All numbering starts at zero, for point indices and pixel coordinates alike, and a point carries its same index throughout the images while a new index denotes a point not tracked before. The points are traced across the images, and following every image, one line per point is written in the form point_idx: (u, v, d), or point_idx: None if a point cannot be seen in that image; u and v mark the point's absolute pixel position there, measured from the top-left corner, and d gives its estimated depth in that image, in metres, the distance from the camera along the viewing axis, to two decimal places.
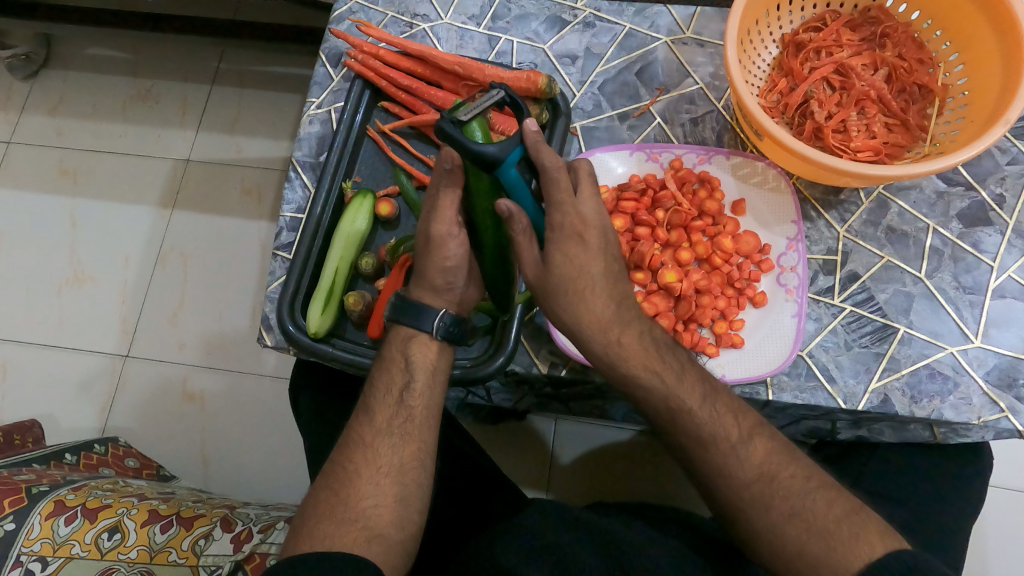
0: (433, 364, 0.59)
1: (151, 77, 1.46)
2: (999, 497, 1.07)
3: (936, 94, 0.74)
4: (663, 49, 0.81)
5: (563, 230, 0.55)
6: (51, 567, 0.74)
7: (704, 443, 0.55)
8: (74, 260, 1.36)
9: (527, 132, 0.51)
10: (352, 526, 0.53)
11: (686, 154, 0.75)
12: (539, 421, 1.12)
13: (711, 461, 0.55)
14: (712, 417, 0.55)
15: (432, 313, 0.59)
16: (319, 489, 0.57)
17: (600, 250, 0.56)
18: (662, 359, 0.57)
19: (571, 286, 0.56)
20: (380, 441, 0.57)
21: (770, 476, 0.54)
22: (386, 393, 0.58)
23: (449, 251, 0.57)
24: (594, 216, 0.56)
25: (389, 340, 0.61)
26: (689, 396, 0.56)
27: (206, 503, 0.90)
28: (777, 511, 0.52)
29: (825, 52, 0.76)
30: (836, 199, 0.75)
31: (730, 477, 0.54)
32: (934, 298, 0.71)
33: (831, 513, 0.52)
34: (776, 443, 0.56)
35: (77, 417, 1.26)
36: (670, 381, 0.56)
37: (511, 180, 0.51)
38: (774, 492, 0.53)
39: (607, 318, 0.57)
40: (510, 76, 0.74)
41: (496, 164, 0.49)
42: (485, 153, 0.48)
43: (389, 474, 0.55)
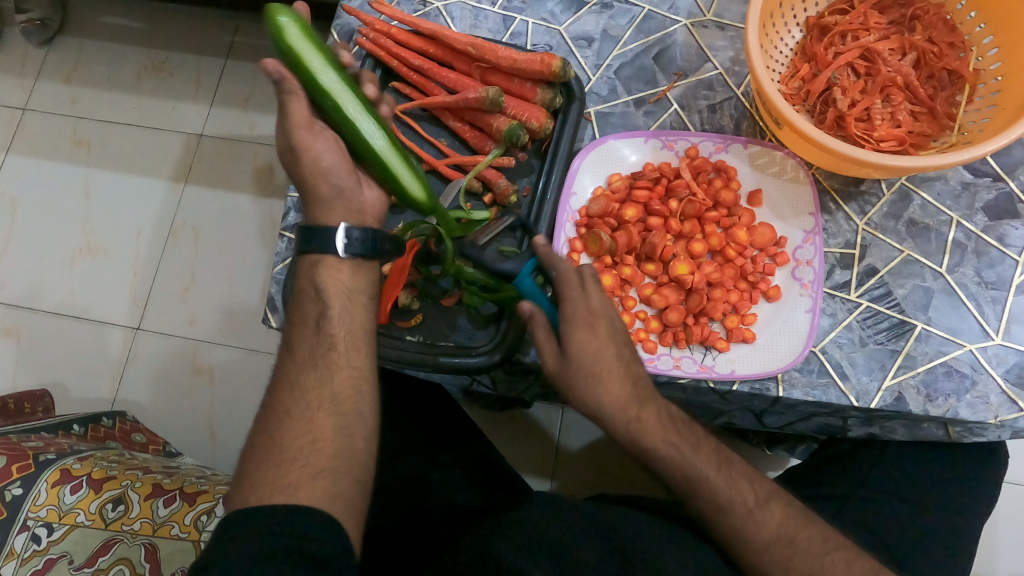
0: (345, 286, 0.58)
1: (166, 48, 1.45)
2: (1012, 492, 1.05)
3: (966, 80, 0.71)
4: (682, 33, 0.78)
5: (575, 321, 0.57)
6: (57, 533, 0.76)
7: (722, 508, 0.56)
8: (87, 231, 1.37)
9: (538, 247, 0.61)
10: (293, 467, 0.51)
11: (703, 143, 0.73)
12: (545, 408, 1.11)
13: (730, 523, 0.56)
14: (728, 484, 0.57)
15: (335, 233, 0.58)
16: (255, 435, 0.55)
17: (610, 337, 0.58)
18: (679, 432, 0.58)
19: (587, 368, 0.57)
20: (305, 375, 0.55)
21: (787, 538, 0.55)
22: (303, 325, 0.58)
23: (319, 150, 0.59)
24: (602, 307, 0.59)
25: (299, 272, 0.60)
26: (706, 464, 0.57)
27: (209, 479, 0.91)
28: (797, 569, 0.54)
29: (851, 35, 0.73)
30: (856, 190, 0.73)
31: (746, 531, 0.55)
32: (954, 294, 0.69)
33: (853, 570, 0.54)
34: (791, 507, 0.57)
35: (90, 387, 1.28)
36: (686, 452, 0.57)
37: (527, 287, 0.60)
38: (794, 554, 0.54)
39: (625, 398, 0.57)
40: (523, 58, 0.72)
41: (511, 277, 0.60)
42: (504, 271, 0.60)
43: (321, 408, 0.54)
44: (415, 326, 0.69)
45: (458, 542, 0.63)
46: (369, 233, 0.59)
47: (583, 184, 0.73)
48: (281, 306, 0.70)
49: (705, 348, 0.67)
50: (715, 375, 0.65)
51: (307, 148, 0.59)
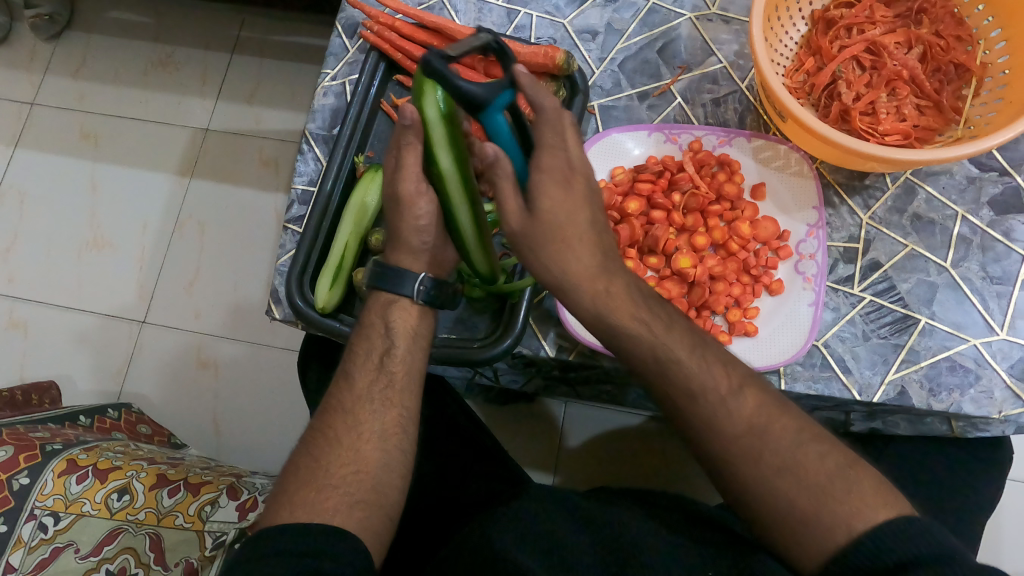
0: (413, 328, 0.59)
1: (173, 43, 1.46)
2: (1016, 489, 1.05)
3: (973, 73, 0.71)
4: (687, 26, 0.78)
5: (551, 172, 0.54)
6: (63, 522, 0.77)
7: (695, 395, 0.53)
8: (93, 224, 1.37)
9: (518, 76, 0.51)
10: (332, 492, 0.52)
11: (707, 136, 0.73)
12: (549, 403, 1.11)
13: (704, 417, 0.52)
14: (701, 367, 0.53)
15: (412, 277, 0.59)
16: (300, 454, 0.56)
17: (585, 199, 0.55)
18: (651, 310, 0.55)
19: (556, 231, 0.54)
20: (361, 407, 0.56)
21: (761, 429, 0.51)
22: (366, 357, 0.58)
23: (420, 208, 0.59)
24: (582, 165, 0.56)
25: (368, 305, 0.61)
26: (678, 346, 0.54)
27: (214, 470, 0.92)
28: (768, 464, 0.50)
29: (857, 29, 0.73)
30: (860, 184, 0.73)
31: (721, 437, 0.52)
32: (959, 288, 0.69)
33: (825, 467, 0.49)
34: (768, 395, 0.53)
35: (96, 379, 1.29)
36: (658, 332, 0.54)
37: (496, 125, 0.52)
38: (765, 445, 0.51)
39: (594, 268, 0.55)
40: (527, 51, 0.71)
41: (482, 107, 0.50)
42: (471, 92, 0.48)
43: (370, 440, 0.55)
44: None
45: (459, 533, 0.64)
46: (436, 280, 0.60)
47: None
48: (285, 298, 0.71)
49: None
50: None
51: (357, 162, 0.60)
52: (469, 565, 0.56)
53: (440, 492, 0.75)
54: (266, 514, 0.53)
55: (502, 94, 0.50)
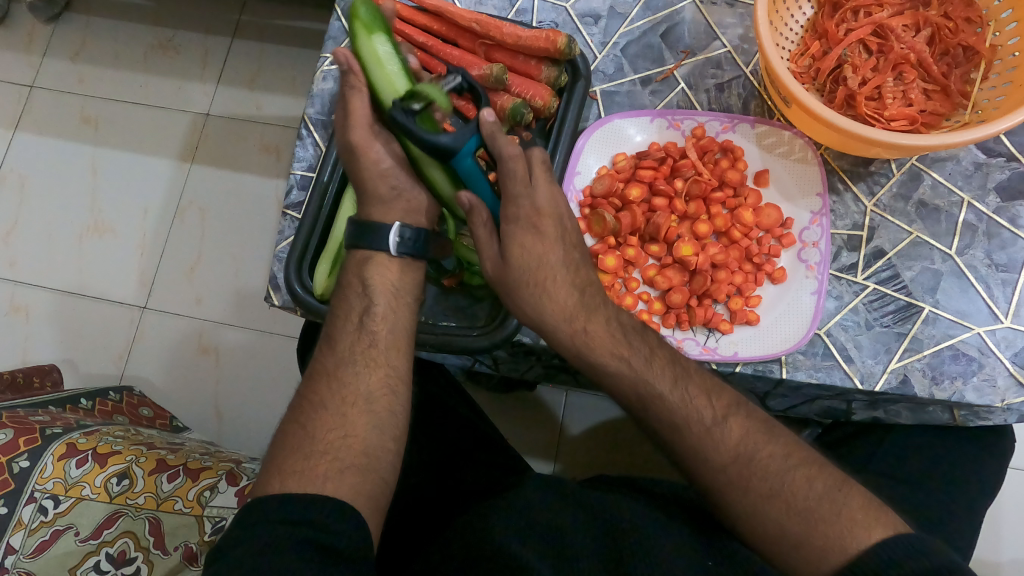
0: (392, 285, 0.59)
1: (172, 26, 1.44)
2: (1016, 478, 1.05)
3: (981, 56, 0.69)
4: (691, 10, 0.77)
5: (519, 221, 0.58)
6: (63, 505, 0.77)
7: (677, 428, 0.54)
8: (94, 209, 1.37)
9: (484, 123, 0.57)
10: (321, 458, 0.52)
11: (710, 122, 0.72)
12: (550, 391, 1.12)
13: (686, 445, 0.54)
14: (683, 400, 0.55)
15: (388, 232, 0.59)
16: (287, 423, 0.56)
17: (556, 239, 0.59)
18: (631, 344, 0.57)
19: (531, 277, 0.58)
20: (344, 370, 0.56)
21: (746, 457, 0.52)
22: (346, 319, 0.59)
23: (377, 152, 0.60)
24: (548, 206, 0.59)
25: (347, 266, 0.61)
26: (660, 381, 0.56)
27: (214, 456, 0.92)
28: (756, 492, 0.51)
29: (864, 11, 0.71)
30: (865, 170, 0.72)
31: (705, 461, 0.53)
32: (964, 276, 0.68)
33: (813, 492, 0.51)
34: (753, 421, 0.54)
35: (98, 363, 1.29)
36: (638, 366, 0.56)
37: (466, 168, 0.58)
38: (752, 475, 0.52)
39: (571, 307, 0.58)
40: (528, 35, 0.71)
41: (453, 153, 0.55)
42: (441, 143, 0.54)
43: (356, 404, 0.55)
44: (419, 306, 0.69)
45: (458, 520, 0.64)
46: (420, 232, 0.60)
47: (588, 163, 0.72)
48: (284, 285, 0.70)
49: (707, 330, 0.67)
50: (718, 357, 0.65)
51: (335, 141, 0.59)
52: (468, 555, 0.56)
53: (441, 474, 0.76)
54: (257, 485, 0.52)
55: (467, 141, 0.56)
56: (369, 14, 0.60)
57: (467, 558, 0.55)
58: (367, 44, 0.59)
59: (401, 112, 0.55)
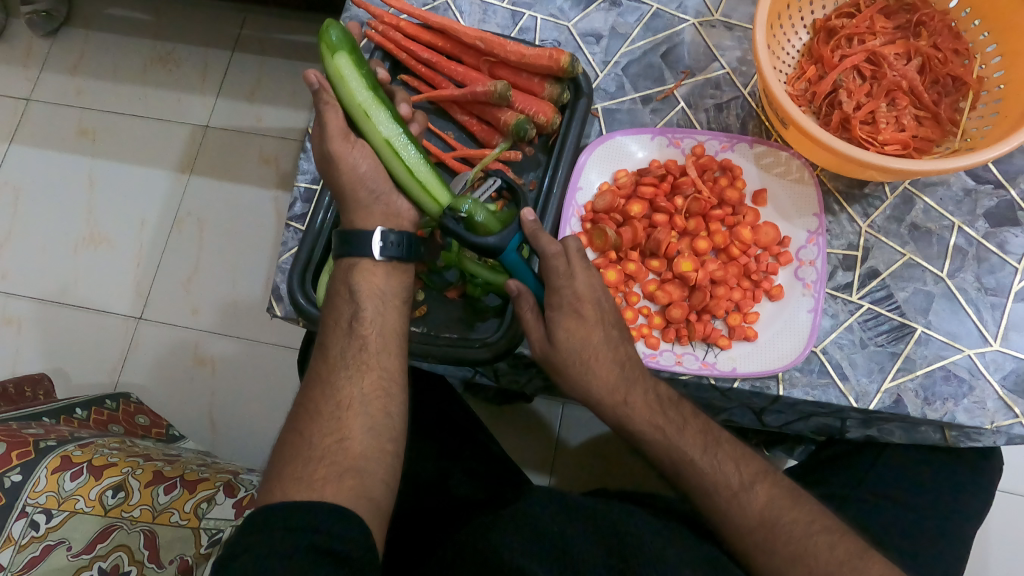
0: (379, 290, 0.59)
1: (173, 40, 1.45)
2: (1006, 500, 1.06)
3: (969, 87, 0.71)
4: (690, 32, 0.78)
5: (563, 308, 0.58)
6: (55, 520, 0.76)
7: (709, 492, 0.58)
8: (90, 219, 1.37)
9: (526, 223, 0.59)
10: (319, 463, 0.52)
11: (709, 141, 0.73)
12: (546, 404, 1.12)
13: (716, 507, 0.58)
14: (713, 466, 0.58)
15: (370, 236, 0.59)
16: (285, 433, 0.56)
17: (598, 321, 0.59)
18: (666, 414, 0.59)
19: (576, 359, 0.59)
20: (338, 376, 0.56)
21: (771, 521, 0.56)
22: (336, 325, 0.59)
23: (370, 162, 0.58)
24: (588, 290, 0.59)
25: (335, 274, 0.61)
26: (692, 447, 0.59)
27: (211, 467, 0.91)
28: (780, 555, 0.55)
29: (857, 39, 0.73)
30: (860, 192, 0.74)
31: (732, 522, 0.57)
32: (955, 299, 0.69)
33: (835, 556, 0.54)
34: (779, 488, 0.58)
35: (91, 375, 1.28)
36: (671, 434, 0.59)
37: (512, 262, 0.59)
38: (776, 538, 0.55)
39: (613, 382, 0.59)
40: (532, 53, 0.72)
41: (498, 252, 0.57)
42: (487, 245, 0.56)
43: (350, 407, 0.55)
44: (421, 317, 0.69)
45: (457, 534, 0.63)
46: (405, 236, 0.60)
47: (590, 178, 0.73)
48: (287, 296, 0.70)
49: (707, 345, 0.68)
50: (717, 372, 0.66)
51: (344, 155, 0.60)
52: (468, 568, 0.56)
53: (441, 487, 0.75)
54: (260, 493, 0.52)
55: (512, 239, 0.57)
56: (337, 36, 0.61)
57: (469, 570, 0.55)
58: (333, 63, 0.62)
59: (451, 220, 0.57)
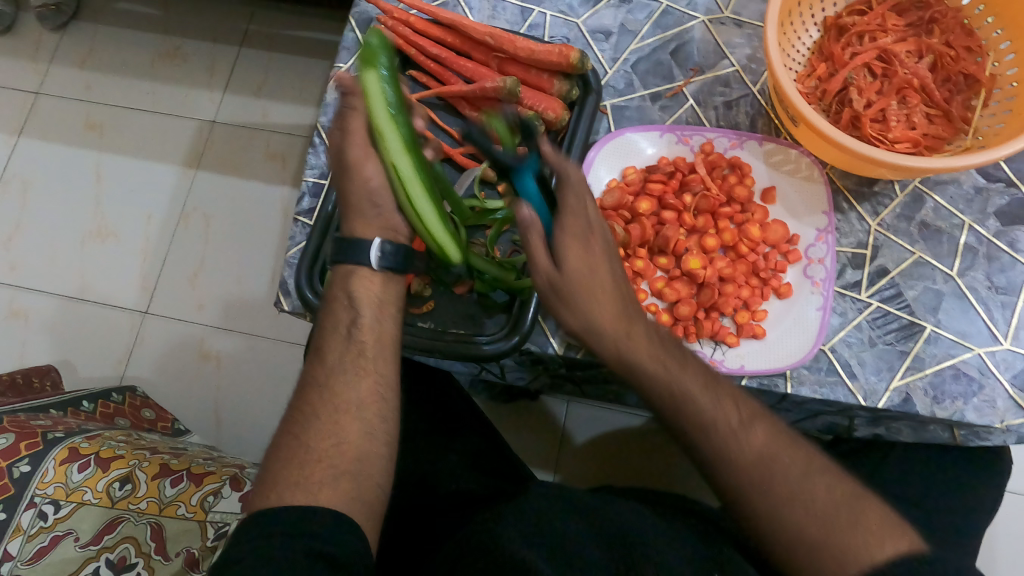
0: (377, 296, 0.59)
1: (181, 34, 1.45)
2: (1013, 499, 1.05)
3: (982, 84, 0.71)
4: (700, 29, 0.78)
5: (572, 230, 0.54)
6: (63, 511, 0.76)
7: (705, 427, 0.52)
8: (98, 213, 1.37)
9: (546, 151, 0.54)
10: (316, 466, 0.52)
11: (718, 139, 0.73)
12: (551, 401, 1.12)
13: (713, 445, 0.52)
14: (714, 403, 0.53)
15: (369, 246, 0.58)
16: (279, 435, 0.55)
17: (605, 255, 0.55)
18: (666, 350, 0.55)
19: (582, 283, 0.53)
20: (335, 379, 0.56)
21: (770, 460, 0.51)
22: (333, 331, 0.58)
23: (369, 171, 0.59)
24: (600, 224, 0.56)
25: (331, 280, 0.60)
26: (692, 382, 0.53)
27: (217, 460, 0.92)
28: (778, 496, 0.50)
29: (868, 37, 0.73)
30: (869, 191, 0.73)
31: (729, 461, 0.51)
32: (965, 297, 0.69)
33: (833, 497, 0.50)
34: (778, 429, 0.53)
35: (97, 368, 1.29)
36: (673, 369, 0.53)
37: (527, 192, 0.54)
38: (774, 477, 0.51)
39: (616, 314, 0.54)
40: (541, 49, 0.72)
41: (510, 170, 0.52)
42: (501, 159, 0.52)
43: (348, 412, 0.55)
44: (427, 313, 0.70)
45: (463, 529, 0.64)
46: (401, 249, 0.59)
47: (599, 176, 0.73)
48: (294, 291, 0.71)
49: (715, 343, 0.68)
50: (725, 369, 0.66)
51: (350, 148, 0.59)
52: (475, 563, 0.56)
53: (446, 483, 0.76)
54: (253, 497, 0.52)
55: (529, 165, 0.53)
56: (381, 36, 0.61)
57: (476, 565, 0.55)
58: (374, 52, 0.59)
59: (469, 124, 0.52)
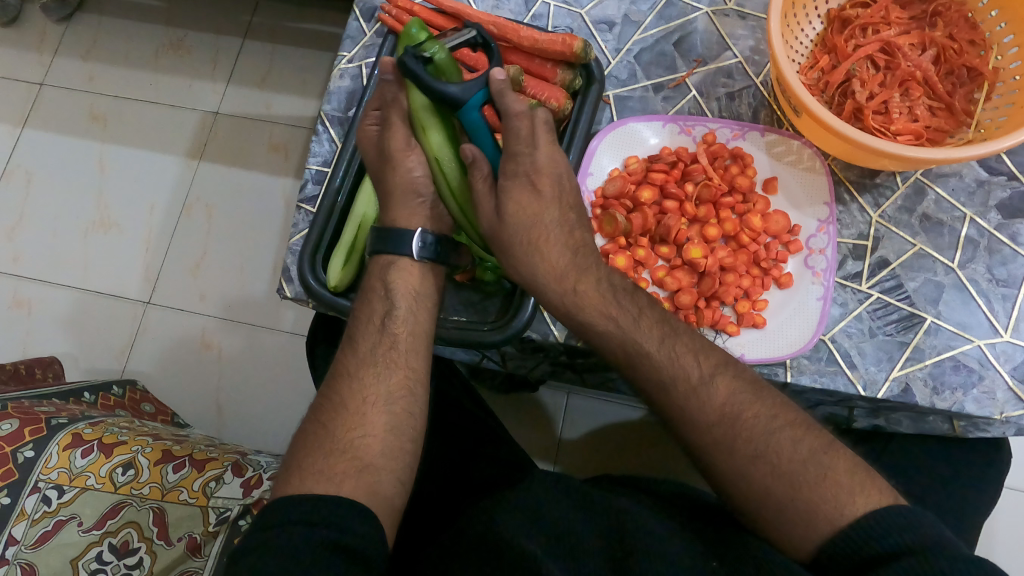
0: (414, 289, 0.61)
1: (185, 26, 1.45)
2: (1013, 494, 1.06)
3: (985, 77, 0.71)
4: (704, 20, 0.78)
5: (515, 177, 0.60)
6: (67, 495, 0.77)
7: (666, 387, 0.56)
8: (101, 204, 1.38)
9: (493, 81, 0.57)
10: (340, 458, 0.53)
11: (721, 129, 0.74)
12: (551, 393, 1.12)
13: (675, 405, 0.56)
14: (670, 359, 0.57)
15: (410, 236, 0.61)
16: (307, 423, 0.57)
17: (554, 201, 0.61)
18: (619, 305, 0.59)
19: (525, 236, 0.60)
20: (366, 372, 0.57)
21: (732, 417, 0.54)
22: (368, 320, 0.60)
23: (412, 163, 0.62)
24: (548, 164, 0.61)
25: (370, 271, 0.63)
26: (648, 340, 0.58)
27: (219, 448, 0.92)
28: (741, 455, 0.53)
29: (872, 29, 0.73)
30: (871, 182, 0.73)
31: (693, 421, 0.55)
32: (965, 289, 0.69)
33: (798, 453, 0.52)
34: (741, 381, 0.56)
35: (100, 358, 1.29)
36: (625, 325, 0.58)
37: (472, 122, 0.58)
38: (737, 434, 0.53)
39: (561, 268, 0.60)
40: (545, 38, 0.72)
41: (458, 104, 0.57)
42: (447, 93, 0.56)
43: (376, 404, 0.56)
44: None
45: (465, 517, 0.64)
46: (440, 238, 0.62)
47: (601, 164, 0.73)
48: (297, 277, 0.71)
49: (715, 331, 0.68)
50: None
51: None
52: (476, 548, 0.56)
53: (448, 470, 0.77)
54: (277, 485, 0.52)
55: (474, 94, 0.57)
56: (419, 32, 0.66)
57: (478, 550, 0.55)
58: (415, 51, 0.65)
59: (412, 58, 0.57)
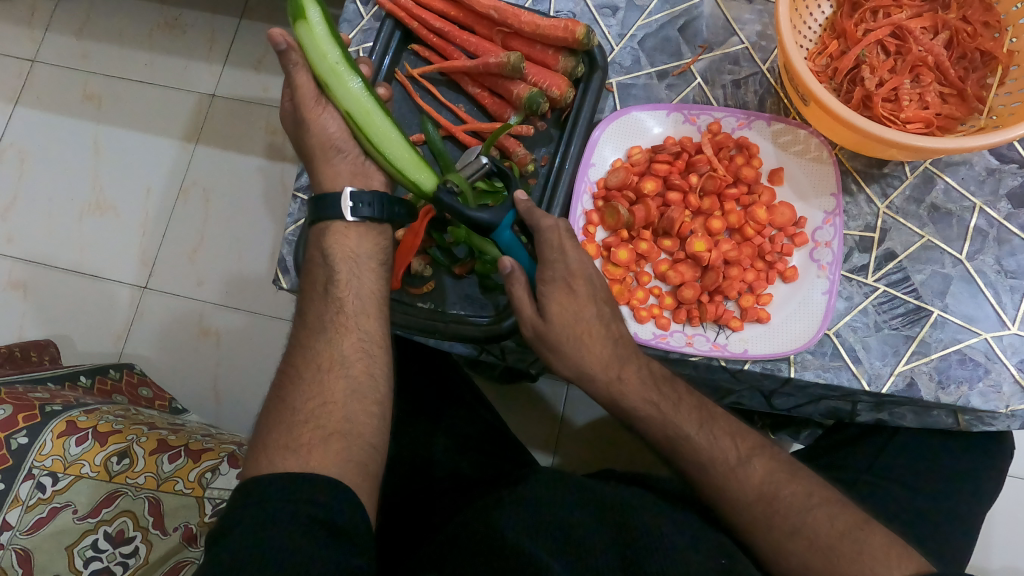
0: (354, 251, 0.60)
1: (178, 4, 1.42)
2: (1015, 485, 1.05)
3: (999, 61, 0.69)
4: (710, 5, 0.76)
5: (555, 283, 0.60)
6: (61, 483, 0.77)
7: (705, 466, 0.58)
8: (96, 186, 1.36)
9: (520, 203, 0.60)
10: (304, 427, 0.52)
11: (726, 118, 0.71)
12: (551, 383, 1.11)
13: (714, 482, 0.57)
14: (710, 441, 0.58)
15: (341, 197, 0.59)
16: (271, 394, 0.57)
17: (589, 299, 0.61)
18: (661, 390, 0.60)
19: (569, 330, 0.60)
20: (316, 339, 0.57)
21: (770, 496, 0.56)
22: (313, 290, 0.60)
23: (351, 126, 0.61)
24: (581, 267, 0.61)
25: (311, 238, 0.62)
26: (687, 423, 0.59)
27: (215, 437, 0.92)
28: (778, 528, 0.55)
29: (882, 12, 0.71)
30: (879, 172, 0.72)
31: (733, 498, 0.57)
32: (973, 282, 0.68)
33: (835, 528, 0.53)
34: (777, 462, 0.58)
35: (96, 341, 1.29)
36: (667, 411, 0.59)
37: (506, 241, 0.60)
38: (774, 512, 0.55)
39: (606, 359, 0.61)
40: (547, 24, 0.70)
41: (491, 229, 0.58)
42: (480, 220, 0.57)
43: (331, 368, 0.56)
44: (427, 293, 0.69)
45: (463, 512, 0.64)
46: (378, 195, 0.60)
47: (603, 155, 0.71)
48: (292, 269, 0.70)
49: (718, 327, 0.67)
50: (728, 352, 0.65)
51: None
52: (472, 546, 0.56)
53: (446, 462, 0.76)
54: (247, 462, 0.52)
55: (506, 216, 0.59)
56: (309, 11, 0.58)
57: (475, 548, 0.55)
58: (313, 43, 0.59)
59: (446, 193, 0.59)
